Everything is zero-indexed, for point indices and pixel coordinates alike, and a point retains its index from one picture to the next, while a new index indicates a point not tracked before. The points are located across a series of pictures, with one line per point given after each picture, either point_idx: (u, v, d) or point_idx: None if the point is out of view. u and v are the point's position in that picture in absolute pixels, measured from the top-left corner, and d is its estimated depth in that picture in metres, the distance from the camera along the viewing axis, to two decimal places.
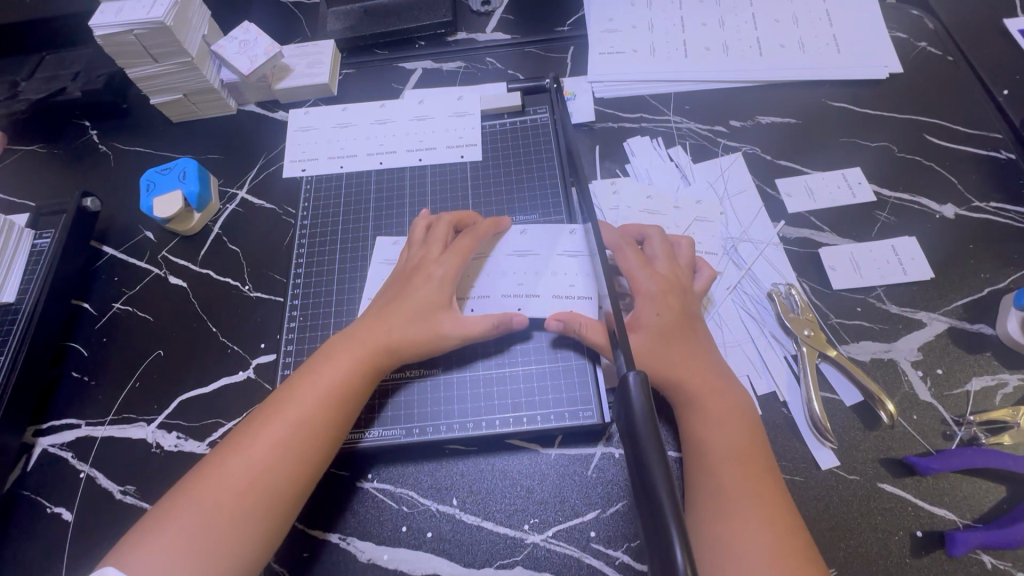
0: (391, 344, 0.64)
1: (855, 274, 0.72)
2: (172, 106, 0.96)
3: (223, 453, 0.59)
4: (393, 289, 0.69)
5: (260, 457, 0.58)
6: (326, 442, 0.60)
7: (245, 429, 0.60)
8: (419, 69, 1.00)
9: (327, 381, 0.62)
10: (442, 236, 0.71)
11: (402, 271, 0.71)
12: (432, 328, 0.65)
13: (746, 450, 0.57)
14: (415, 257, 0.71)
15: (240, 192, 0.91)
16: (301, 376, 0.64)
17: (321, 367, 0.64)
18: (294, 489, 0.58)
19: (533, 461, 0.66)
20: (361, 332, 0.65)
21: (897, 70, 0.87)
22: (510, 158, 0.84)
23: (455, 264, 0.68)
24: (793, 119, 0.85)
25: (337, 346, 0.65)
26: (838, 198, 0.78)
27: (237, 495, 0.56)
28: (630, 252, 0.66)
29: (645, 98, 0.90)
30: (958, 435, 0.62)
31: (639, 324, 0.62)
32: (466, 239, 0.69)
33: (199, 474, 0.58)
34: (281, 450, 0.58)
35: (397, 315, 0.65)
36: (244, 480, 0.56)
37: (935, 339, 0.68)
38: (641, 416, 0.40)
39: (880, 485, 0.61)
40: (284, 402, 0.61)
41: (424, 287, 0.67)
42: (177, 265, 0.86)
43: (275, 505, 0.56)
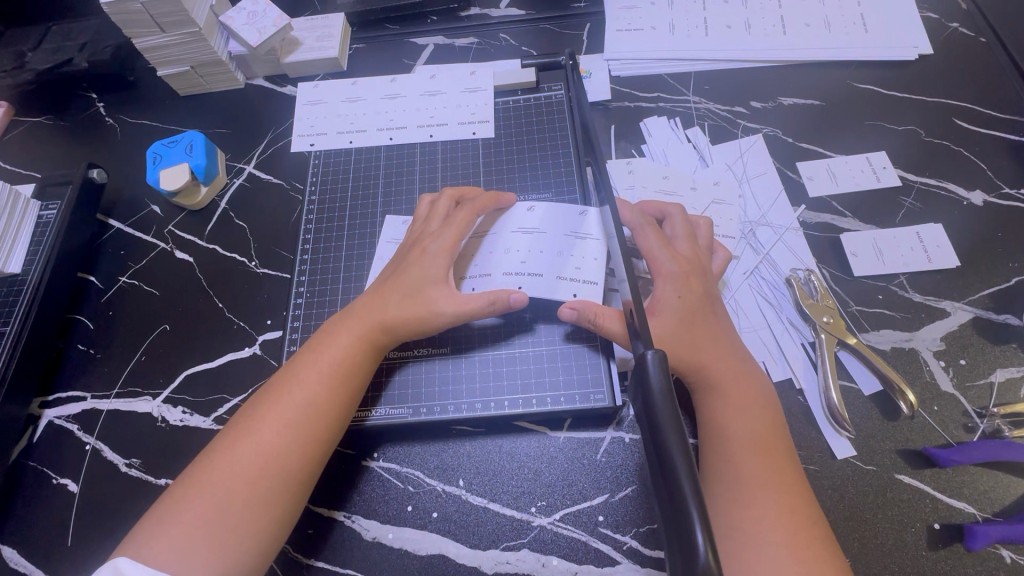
0: (391, 321, 0.63)
1: (877, 261, 0.70)
2: (179, 79, 0.95)
3: (228, 435, 0.58)
4: (394, 268, 0.67)
5: (266, 438, 0.57)
6: (332, 421, 0.59)
7: (249, 411, 0.59)
8: (431, 44, 0.98)
9: (330, 360, 0.61)
10: (442, 211, 0.70)
11: (403, 249, 0.69)
12: (428, 304, 0.62)
13: (763, 437, 0.55)
14: (415, 234, 0.70)
15: (248, 166, 0.90)
16: (302, 356, 0.63)
17: (322, 346, 0.63)
18: (303, 469, 0.57)
19: (542, 443, 0.65)
20: (362, 310, 0.64)
21: (927, 51, 0.84)
22: (522, 136, 0.82)
23: (453, 236, 0.66)
24: (816, 101, 0.83)
25: (338, 325, 0.64)
26: (861, 182, 0.75)
27: (245, 476, 0.55)
28: (652, 231, 0.64)
29: (663, 77, 0.87)
30: (980, 427, 0.61)
31: (659, 308, 0.60)
32: (463, 213, 0.67)
33: (205, 458, 0.57)
34: (286, 431, 0.57)
35: (393, 293, 0.64)
36: (251, 462, 0.56)
37: (959, 329, 0.66)
38: (659, 393, 0.39)
39: (897, 476, 0.59)
40: (285, 383, 0.60)
41: (421, 262, 0.65)
42: (184, 240, 0.85)
43: (285, 486, 0.56)
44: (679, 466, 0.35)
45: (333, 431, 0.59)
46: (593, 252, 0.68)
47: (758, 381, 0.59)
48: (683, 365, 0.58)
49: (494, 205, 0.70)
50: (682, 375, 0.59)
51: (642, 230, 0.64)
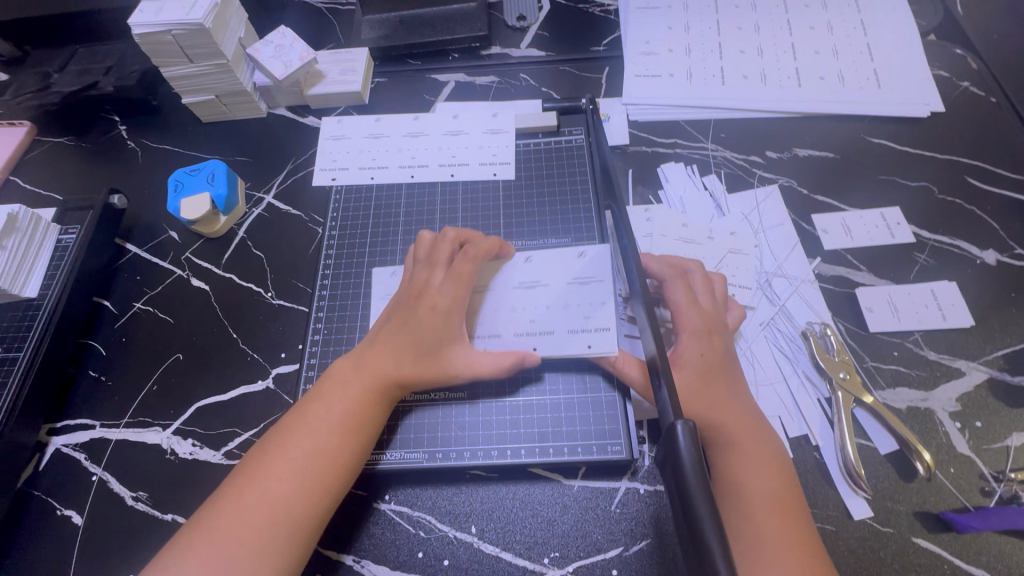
0: (400, 371, 0.63)
1: (892, 317, 0.70)
2: (203, 106, 0.96)
3: (233, 487, 0.57)
4: (397, 312, 0.66)
5: (274, 490, 0.56)
6: (340, 471, 0.59)
7: (255, 460, 0.59)
8: (453, 81, 0.99)
9: (337, 408, 0.61)
10: (446, 252, 0.68)
11: (405, 290, 0.68)
12: (440, 365, 0.63)
13: (780, 497, 0.55)
14: (419, 276, 0.67)
15: (267, 196, 0.91)
16: (307, 404, 0.62)
17: (327, 394, 0.62)
18: (312, 521, 0.56)
19: (556, 492, 0.65)
20: (369, 358, 0.64)
21: (939, 108, 0.86)
22: (542, 177, 0.83)
23: (457, 289, 0.66)
24: (831, 153, 0.84)
25: (343, 372, 0.64)
26: (876, 237, 0.76)
27: (254, 529, 0.54)
28: (681, 285, 0.65)
29: (680, 124, 0.89)
30: (997, 492, 0.60)
31: (682, 362, 0.61)
32: (467, 265, 0.68)
33: (210, 511, 0.56)
34: (294, 483, 0.56)
35: (403, 343, 0.63)
36: (260, 515, 0.55)
37: (973, 390, 0.66)
38: (692, 465, 0.38)
39: (914, 540, 0.59)
40: (294, 432, 0.59)
41: (430, 313, 0.64)
42: (201, 267, 0.85)
43: (295, 539, 0.55)
44: (713, 542, 0.34)
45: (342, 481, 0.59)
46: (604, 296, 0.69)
47: (774, 439, 0.59)
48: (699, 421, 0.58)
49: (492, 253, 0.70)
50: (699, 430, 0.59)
51: (670, 284, 0.66)
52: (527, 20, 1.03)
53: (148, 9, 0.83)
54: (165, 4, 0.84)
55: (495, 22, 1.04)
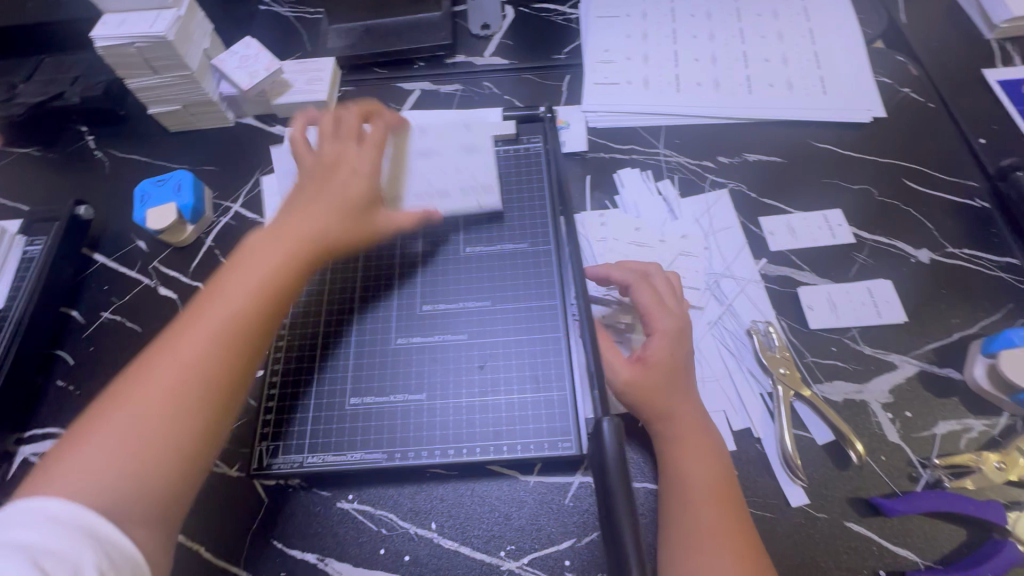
0: (327, 232, 0.67)
1: (831, 315, 0.74)
2: (170, 116, 0.97)
3: (151, 357, 0.56)
4: (312, 182, 0.71)
5: (191, 355, 0.55)
6: (268, 309, 0.60)
7: (175, 333, 0.57)
8: (418, 90, 1.01)
9: (258, 266, 0.62)
10: (353, 125, 0.77)
11: (312, 164, 0.74)
12: (368, 225, 0.71)
13: (717, 487, 0.58)
14: (331, 151, 0.75)
15: (234, 205, 0.92)
16: (224, 270, 0.62)
17: (245, 258, 0.63)
18: (218, 412, 0.55)
19: (514, 488, 0.67)
20: (289, 226, 0.66)
21: (881, 113, 0.90)
22: (502, 183, 0.86)
23: (373, 157, 0.75)
24: (778, 158, 0.88)
25: (263, 238, 0.65)
26: (818, 238, 0.80)
27: (173, 388, 0.54)
28: (647, 287, 0.68)
29: (637, 130, 0.92)
30: (923, 477, 0.64)
31: (652, 360, 0.64)
32: (377, 131, 0.78)
33: (117, 396, 0.53)
34: (216, 339, 0.57)
35: (320, 208, 0.68)
36: (167, 398, 0.53)
37: (905, 382, 0.70)
38: (615, 467, 0.42)
39: (846, 524, 0.63)
40: (217, 292, 0.60)
41: (347, 166, 0.73)
42: (169, 276, 0.87)
43: (207, 423, 0.55)
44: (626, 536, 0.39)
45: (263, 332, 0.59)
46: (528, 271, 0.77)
47: (711, 431, 0.62)
48: (659, 409, 0.62)
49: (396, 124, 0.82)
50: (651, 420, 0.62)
51: (637, 286, 0.69)
52: (491, 29, 1.05)
53: (110, 22, 0.84)
54: (127, 17, 0.85)
55: (459, 30, 1.06)
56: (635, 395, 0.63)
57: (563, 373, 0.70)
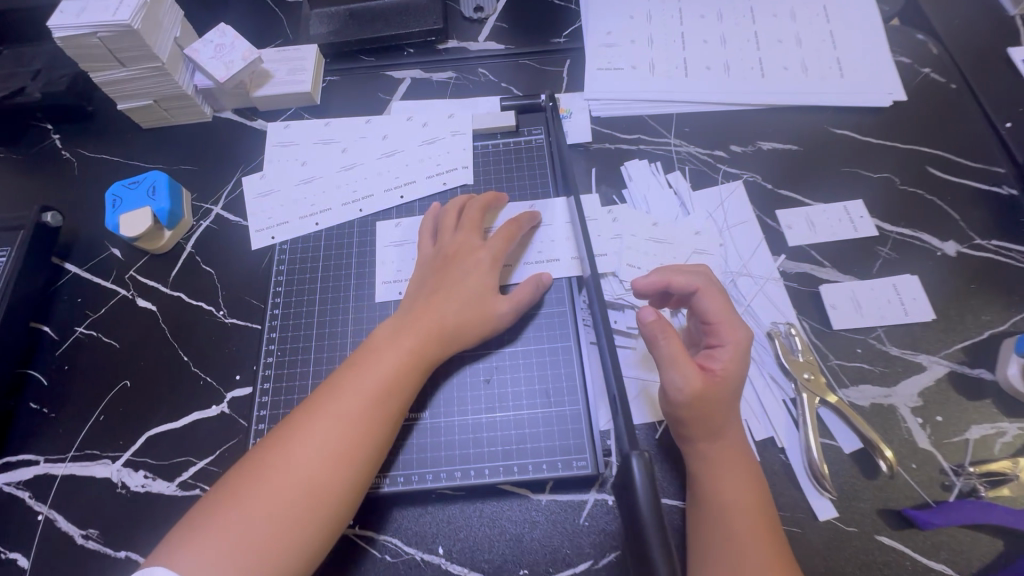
0: (455, 316, 0.64)
1: (855, 314, 0.70)
2: (142, 112, 0.90)
3: (264, 449, 0.56)
4: (436, 278, 0.67)
5: (299, 456, 0.54)
6: (376, 434, 0.57)
7: (281, 431, 0.57)
8: (408, 79, 0.95)
9: (380, 364, 0.60)
10: (476, 218, 0.71)
11: (434, 261, 0.69)
12: (491, 309, 0.65)
13: (756, 511, 0.55)
14: (449, 247, 0.69)
15: (215, 207, 0.85)
16: (357, 363, 0.61)
17: (378, 352, 0.62)
18: (348, 492, 0.55)
19: (525, 508, 0.62)
20: (424, 314, 0.64)
21: (901, 97, 0.85)
22: (502, 178, 0.80)
23: (499, 247, 0.68)
24: (795, 146, 0.83)
25: (401, 321, 0.64)
26: (839, 231, 0.76)
27: (295, 484, 0.53)
28: (716, 294, 0.62)
29: (644, 118, 0.86)
30: (957, 485, 0.61)
31: (722, 374, 0.58)
32: (477, 205, 0.72)
33: (236, 489, 0.53)
34: (328, 447, 0.55)
35: (454, 300, 0.65)
36: (295, 496, 0.53)
37: (935, 384, 0.66)
38: (647, 498, 0.37)
39: (878, 537, 0.59)
40: (334, 394, 0.58)
41: (467, 276, 0.67)
42: (147, 286, 0.81)
43: (335, 502, 0.54)
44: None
45: (372, 427, 0.57)
46: (554, 234, 0.73)
47: (742, 443, 0.59)
48: (713, 424, 0.57)
49: (529, 223, 0.72)
50: (695, 436, 0.58)
51: (704, 293, 0.62)
52: (484, 11, 0.98)
53: (69, 10, 0.77)
54: (88, 3, 0.77)
55: (450, 13, 0.99)
56: (699, 410, 0.57)
57: (576, 386, 0.65)
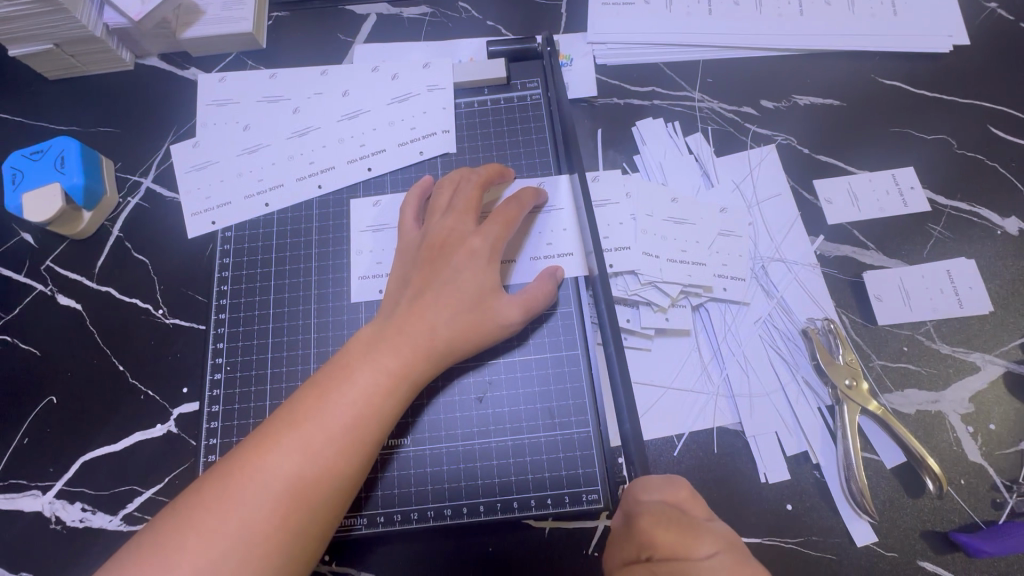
0: (446, 327, 0.53)
1: (903, 307, 0.61)
2: (42, 59, 0.72)
3: (201, 491, 0.46)
4: (424, 274, 0.55)
5: (246, 505, 0.45)
6: (345, 481, 0.47)
7: (225, 470, 0.46)
8: (373, 14, 0.77)
9: (353, 389, 0.49)
10: (470, 199, 0.58)
11: (419, 248, 0.57)
12: (488, 315, 0.54)
13: None
14: (436, 233, 0.56)
15: (145, 180, 0.71)
16: (324, 386, 0.49)
17: (350, 372, 0.50)
18: (305, 551, 0.46)
19: (527, 541, 0.54)
20: (407, 324, 0.52)
21: (962, 40, 0.71)
22: (492, 144, 0.66)
23: (499, 234, 0.56)
24: (837, 101, 0.70)
25: (380, 331, 0.52)
26: (886, 207, 0.65)
27: (241, 545, 0.44)
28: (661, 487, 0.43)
29: (659, 67, 0.72)
30: (1009, 503, 0.54)
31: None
32: (474, 183, 0.58)
33: (166, 542, 0.43)
34: (283, 500, 0.45)
35: (441, 306, 0.53)
36: (238, 560, 0.43)
37: (989, 387, 0.58)
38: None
39: (920, 563, 0.53)
40: (290, 431, 0.47)
41: (458, 274, 0.54)
42: (68, 280, 0.67)
43: (290, 558, 0.45)
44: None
45: (338, 470, 0.47)
46: (564, 222, 0.61)
47: None
48: None
49: (532, 202, 0.59)
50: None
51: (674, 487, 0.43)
52: None
53: None
54: None
55: None
56: None
57: (584, 402, 0.56)
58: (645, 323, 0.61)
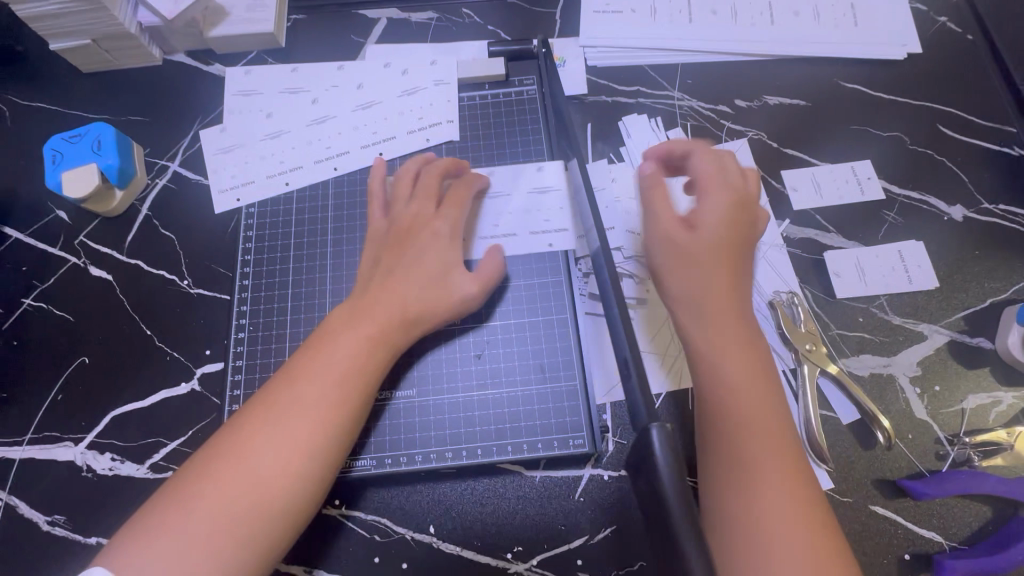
0: (416, 299, 0.59)
1: (859, 282, 0.68)
2: (79, 53, 0.78)
3: (209, 455, 0.51)
4: (390, 255, 0.61)
5: (251, 459, 0.50)
6: (343, 428, 0.53)
7: (234, 426, 0.52)
8: (384, 17, 0.84)
9: (335, 352, 0.55)
10: (431, 186, 0.64)
11: (386, 235, 0.63)
12: (453, 285, 0.60)
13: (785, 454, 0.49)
14: (403, 220, 0.63)
15: (172, 164, 0.77)
16: (310, 351, 0.55)
17: (331, 339, 0.56)
18: (313, 488, 0.52)
19: (520, 485, 0.60)
20: (379, 297, 0.58)
21: (916, 49, 0.79)
22: (491, 134, 0.73)
23: (454, 216, 0.63)
24: (803, 101, 0.78)
25: (356, 304, 0.58)
26: (845, 195, 0.72)
27: (257, 485, 0.49)
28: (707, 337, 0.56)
29: (644, 69, 0.79)
30: (951, 455, 0.61)
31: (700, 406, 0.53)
32: (432, 176, 0.64)
33: (188, 489, 0.49)
34: (289, 447, 0.51)
35: (411, 280, 0.59)
36: (254, 498, 0.49)
37: (934, 353, 0.65)
38: (667, 469, 0.35)
39: (872, 508, 0.59)
40: (286, 390, 0.53)
41: (423, 254, 0.60)
42: (99, 253, 0.73)
43: (301, 493, 0.51)
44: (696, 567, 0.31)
45: (330, 423, 0.53)
46: (556, 202, 0.68)
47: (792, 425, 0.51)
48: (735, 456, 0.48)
49: (477, 184, 0.66)
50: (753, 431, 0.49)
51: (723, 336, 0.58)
52: None
53: None
54: None
55: None
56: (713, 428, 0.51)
57: (572, 361, 0.62)
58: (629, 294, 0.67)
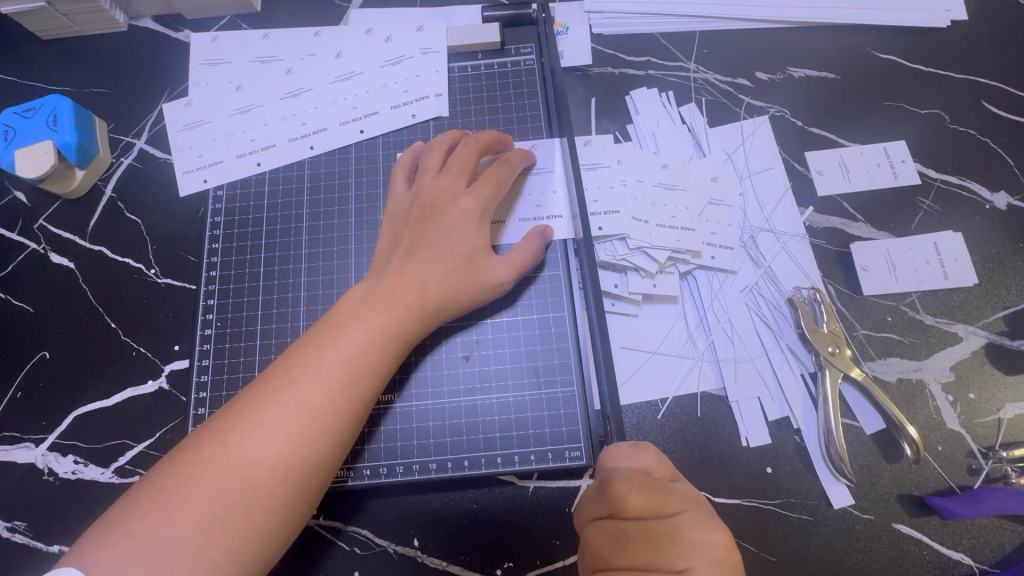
0: (437, 287, 0.53)
1: (889, 277, 0.61)
2: (34, 17, 0.71)
3: (199, 445, 0.46)
4: (413, 235, 0.55)
5: (244, 458, 0.45)
6: (345, 432, 0.48)
7: (225, 421, 0.47)
8: None
9: (346, 347, 0.49)
10: (465, 161, 0.57)
11: (409, 210, 0.57)
12: (480, 272, 0.54)
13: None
14: (428, 197, 0.56)
15: (138, 141, 0.71)
16: (316, 343, 0.50)
17: (342, 329, 0.50)
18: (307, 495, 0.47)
19: (510, 497, 0.55)
20: (399, 283, 0.52)
21: (961, 16, 0.71)
22: (484, 109, 0.66)
23: (489, 195, 0.56)
24: (831, 74, 0.70)
25: (372, 290, 0.53)
26: (876, 179, 0.65)
27: (245, 490, 0.44)
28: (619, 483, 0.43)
29: (655, 37, 0.71)
30: (984, 469, 0.55)
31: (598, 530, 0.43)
32: (469, 149, 0.57)
33: (170, 489, 0.44)
34: (286, 451, 0.46)
35: (433, 265, 0.53)
36: (240, 504, 0.44)
37: (970, 357, 0.59)
38: None
39: (894, 526, 0.54)
40: (288, 387, 0.47)
41: (452, 235, 0.54)
42: (60, 239, 0.67)
43: (290, 502, 0.46)
44: None
45: (332, 428, 0.47)
46: (555, 184, 0.62)
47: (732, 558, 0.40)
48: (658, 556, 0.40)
49: (522, 163, 0.59)
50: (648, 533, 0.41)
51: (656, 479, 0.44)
52: None
53: None
54: None
55: None
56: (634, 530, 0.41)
57: (569, 363, 0.57)
58: (633, 288, 0.62)
